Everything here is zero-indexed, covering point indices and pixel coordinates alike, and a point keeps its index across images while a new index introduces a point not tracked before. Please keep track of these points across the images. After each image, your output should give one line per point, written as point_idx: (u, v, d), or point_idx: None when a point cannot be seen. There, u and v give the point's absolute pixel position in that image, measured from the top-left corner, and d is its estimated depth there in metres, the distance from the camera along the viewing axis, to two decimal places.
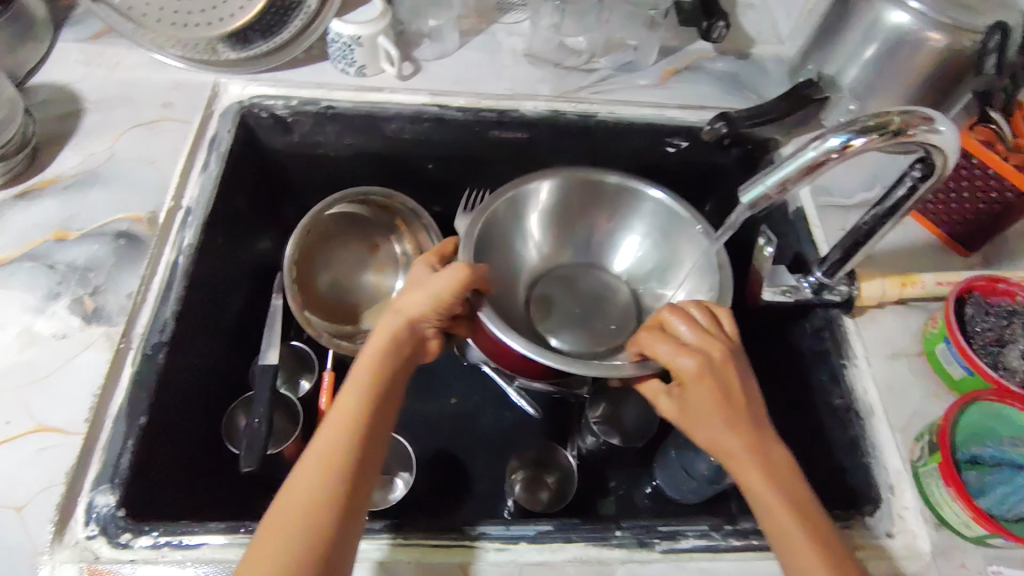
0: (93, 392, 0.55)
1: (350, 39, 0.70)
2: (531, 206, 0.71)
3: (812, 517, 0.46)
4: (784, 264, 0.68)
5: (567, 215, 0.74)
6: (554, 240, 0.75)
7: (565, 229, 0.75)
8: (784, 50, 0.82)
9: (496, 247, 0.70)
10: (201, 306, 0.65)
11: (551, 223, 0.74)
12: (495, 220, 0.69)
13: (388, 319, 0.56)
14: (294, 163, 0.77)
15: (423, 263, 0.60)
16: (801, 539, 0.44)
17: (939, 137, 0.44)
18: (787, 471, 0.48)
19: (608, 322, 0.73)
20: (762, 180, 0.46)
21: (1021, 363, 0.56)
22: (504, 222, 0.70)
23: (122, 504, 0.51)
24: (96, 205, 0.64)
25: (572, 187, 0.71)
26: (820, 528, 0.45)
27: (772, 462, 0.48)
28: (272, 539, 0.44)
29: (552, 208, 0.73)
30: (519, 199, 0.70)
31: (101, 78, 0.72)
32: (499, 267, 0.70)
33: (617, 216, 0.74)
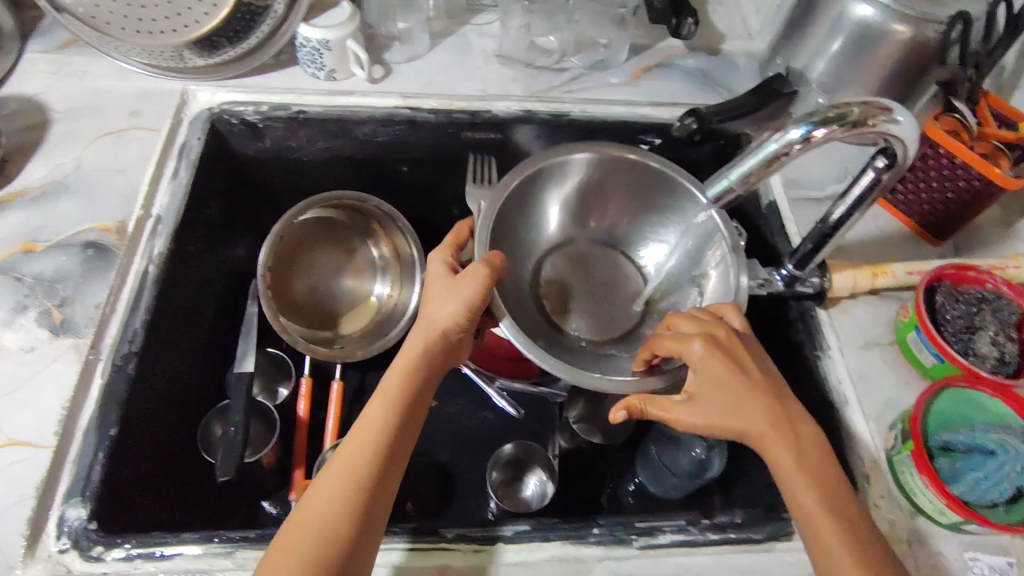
0: (62, 404, 0.54)
1: (318, 42, 0.69)
2: (552, 179, 0.69)
3: (836, 502, 0.46)
4: (772, 250, 0.69)
5: (590, 187, 0.72)
6: (574, 217, 0.74)
7: (584, 206, 0.73)
8: (754, 45, 0.83)
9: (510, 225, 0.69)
10: (173, 315, 0.64)
11: (568, 200, 0.72)
12: (514, 197, 0.67)
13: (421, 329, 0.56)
14: (268, 169, 0.77)
15: (440, 260, 0.59)
16: (834, 538, 0.45)
17: (897, 127, 0.45)
18: (818, 467, 0.48)
19: (620, 309, 0.73)
20: (727, 175, 0.47)
21: (991, 350, 0.56)
22: (524, 197, 0.68)
23: (94, 517, 0.51)
24: (64, 216, 0.63)
25: (596, 167, 0.69)
26: (852, 525, 0.46)
27: (806, 457, 0.48)
28: (298, 546, 0.45)
29: (573, 185, 0.71)
30: (544, 175, 0.68)
31: (68, 88, 0.71)
32: (516, 248, 0.69)
33: (637, 198, 0.72)
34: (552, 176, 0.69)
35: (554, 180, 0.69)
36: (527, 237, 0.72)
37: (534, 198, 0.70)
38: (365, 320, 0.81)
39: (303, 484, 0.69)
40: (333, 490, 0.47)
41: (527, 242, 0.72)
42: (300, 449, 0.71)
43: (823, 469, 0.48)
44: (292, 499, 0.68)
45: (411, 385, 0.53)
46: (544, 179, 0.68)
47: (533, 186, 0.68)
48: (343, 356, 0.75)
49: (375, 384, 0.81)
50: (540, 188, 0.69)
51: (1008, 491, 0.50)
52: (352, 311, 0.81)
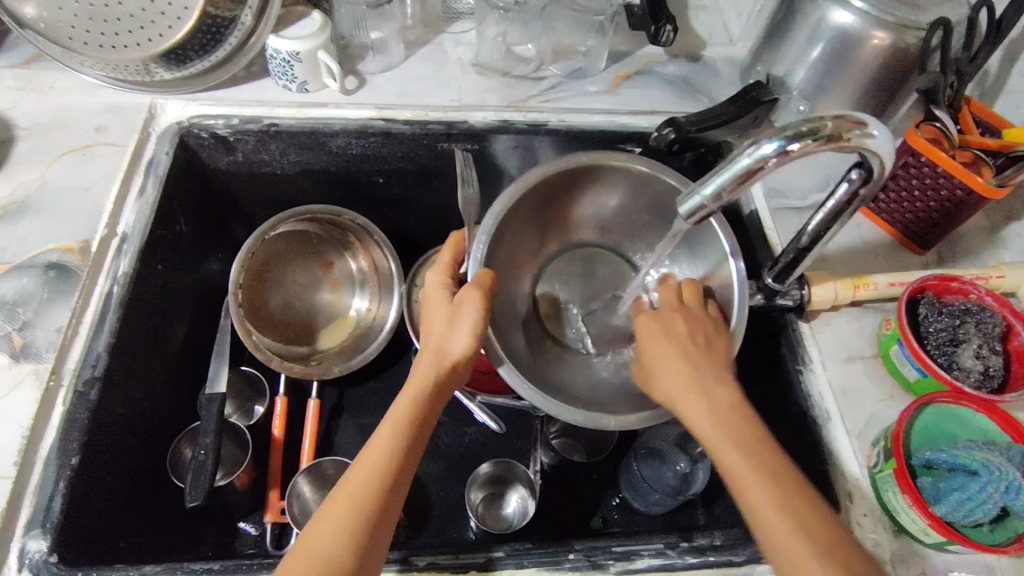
0: (21, 433, 0.52)
1: (289, 54, 0.67)
2: (547, 192, 0.64)
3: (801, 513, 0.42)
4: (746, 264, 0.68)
5: (580, 193, 0.67)
6: (565, 221, 0.70)
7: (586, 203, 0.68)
8: (735, 51, 0.81)
9: (513, 230, 0.63)
10: (140, 337, 0.63)
11: (564, 203, 0.67)
12: (511, 214, 0.61)
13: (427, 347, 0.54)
14: (241, 182, 0.75)
15: (439, 281, 0.58)
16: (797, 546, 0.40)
17: (873, 141, 0.44)
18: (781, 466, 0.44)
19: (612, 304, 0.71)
20: (699, 191, 0.46)
21: (975, 363, 0.55)
22: (517, 214, 0.63)
23: (55, 549, 0.49)
24: (27, 236, 0.61)
25: (608, 170, 0.63)
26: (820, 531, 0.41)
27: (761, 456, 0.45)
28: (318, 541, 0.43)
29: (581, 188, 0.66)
30: (537, 190, 0.62)
31: (34, 104, 0.70)
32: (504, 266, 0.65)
33: (635, 196, 0.66)
34: (560, 178, 0.63)
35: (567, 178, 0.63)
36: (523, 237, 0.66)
37: (533, 206, 0.64)
38: (344, 334, 0.80)
39: (277, 506, 0.67)
40: (343, 523, 0.44)
41: (522, 252, 0.68)
42: (275, 470, 0.70)
43: (752, 439, 0.46)
44: (266, 521, 0.67)
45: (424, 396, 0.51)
46: (553, 182, 0.62)
47: (540, 192, 0.63)
48: (320, 373, 0.74)
49: (353, 400, 0.79)
50: (546, 192, 0.63)
51: (993, 512, 0.48)
52: (330, 326, 0.80)
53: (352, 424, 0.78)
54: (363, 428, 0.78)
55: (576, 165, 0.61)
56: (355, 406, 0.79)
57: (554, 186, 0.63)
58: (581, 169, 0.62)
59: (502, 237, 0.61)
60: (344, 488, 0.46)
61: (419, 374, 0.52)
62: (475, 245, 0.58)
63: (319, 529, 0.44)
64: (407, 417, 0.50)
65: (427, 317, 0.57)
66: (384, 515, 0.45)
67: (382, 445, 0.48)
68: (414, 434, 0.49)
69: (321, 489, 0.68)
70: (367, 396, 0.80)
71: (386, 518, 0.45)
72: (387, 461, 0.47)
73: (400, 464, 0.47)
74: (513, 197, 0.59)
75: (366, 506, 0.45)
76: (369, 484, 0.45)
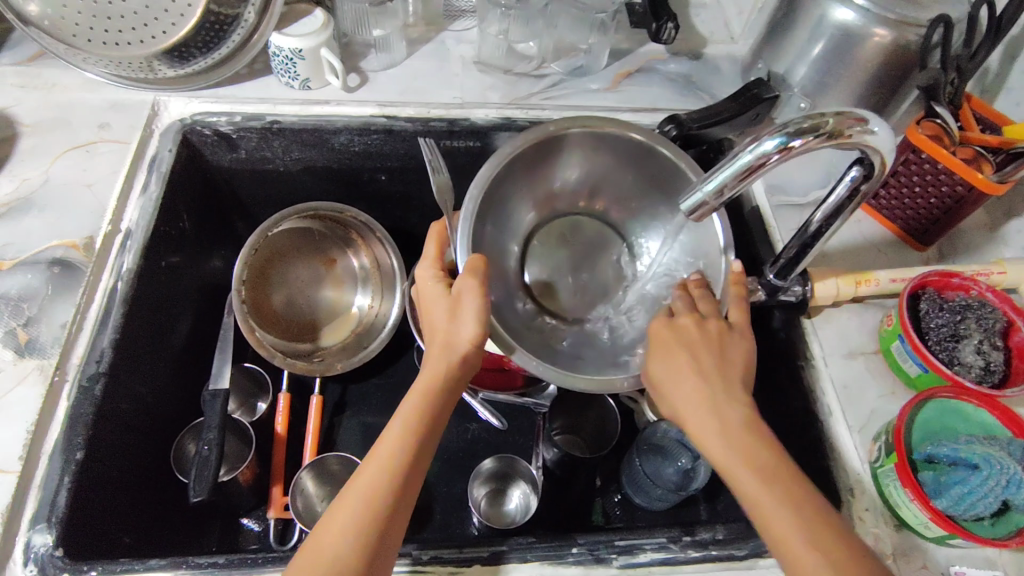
0: (26, 428, 0.52)
1: (291, 52, 0.68)
2: (530, 162, 0.61)
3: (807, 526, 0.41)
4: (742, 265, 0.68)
5: (565, 163, 0.63)
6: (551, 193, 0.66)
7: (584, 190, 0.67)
8: (736, 48, 0.82)
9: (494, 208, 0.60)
10: (143, 333, 0.63)
11: (550, 173, 0.64)
12: (493, 187, 0.58)
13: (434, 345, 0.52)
14: (243, 179, 0.76)
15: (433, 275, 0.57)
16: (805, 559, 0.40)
17: (872, 138, 0.44)
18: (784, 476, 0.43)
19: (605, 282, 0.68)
20: (701, 187, 0.46)
21: (975, 358, 0.55)
22: (500, 188, 0.60)
23: (60, 544, 0.49)
24: (31, 232, 0.62)
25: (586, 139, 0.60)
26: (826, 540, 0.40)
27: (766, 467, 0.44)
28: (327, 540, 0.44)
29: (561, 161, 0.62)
30: (519, 160, 0.59)
31: (37, 101, 0.70)
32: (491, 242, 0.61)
33: (625, 166, 0.63)
34: (536, 151, 0.60)
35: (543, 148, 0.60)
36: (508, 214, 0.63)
37: (517, 176, 0.61)
38: (346, 331, 0.80)
39: (280, 502, 0.67)
40: (350, 527, 0.44)
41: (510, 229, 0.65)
42: (278, 466, 0.70)
43: (775, 459, 0.44)
44: (270, 517, 0.67)
45: (433, 398, 0.50)
46: (529, 154, 0.59)
47: (517, 167, 0.60)
48: (323, 370, 0.74)
49: (356, 397, 0.80)
50: (524, 165, 0.60)
51: (994, 506, 0.48)
52: (332, 323, 0.80)
53: (355, 420, 0.78)
54: (366, 424, 0.78)
55: (549, 136, 0.58)
56: (357, 403, 0.79)
57: (530, 160, 0.60)
58: (555, 139, 0.59)
59: (485, 218, 0.59)
60: (352, 488, 0.46)
61: (428, 371, 0.51)
62: (458, 226, 0.54)
63: (326, 533, 0.44)
64: (416, 419, 0.49)
65: (427, 310, 0.55)
66: (392, 519, 0.45)
67: (389, 448, 0.47)
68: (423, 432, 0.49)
69: (325, 485, 0.68)
70: (368, 393, 0.80)
71: (394, 521, 0.45)
72: (395, 462, 0.46)
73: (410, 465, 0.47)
74: (491, 172, 0.56)
75: (377, 507, 0.45)
76: (375, 488, 0.45)
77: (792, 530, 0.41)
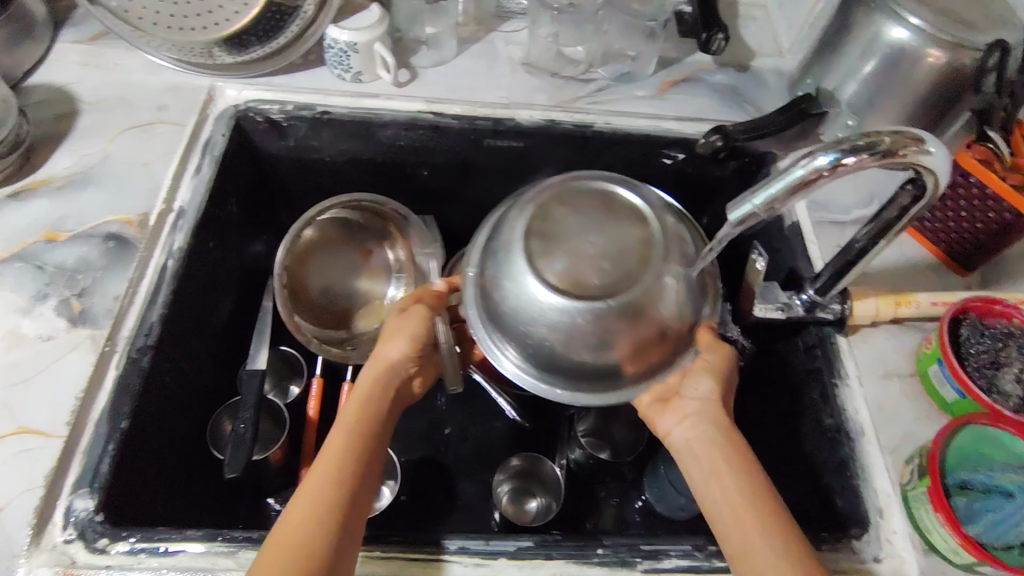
0: (76, 395, 0.54)
1: (346, 45, 0.70)
2: (559, 236, 0.55)
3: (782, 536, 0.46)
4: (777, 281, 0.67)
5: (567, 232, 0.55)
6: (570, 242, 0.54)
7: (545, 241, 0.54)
8: (784, 63, 0.82)
9: (485, 280, 0.57)
10: (189, 310, 0.64)
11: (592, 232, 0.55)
12: (548, 254, 0.54)
13: (368, 371, 0.60)
14: (289, 166, 0.77)
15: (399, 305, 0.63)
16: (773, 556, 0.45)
17: (929, 158, 0.44)
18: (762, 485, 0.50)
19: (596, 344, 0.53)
20: (750, 199, 0.46)
21: (1015, 387, 0.55)
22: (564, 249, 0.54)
23: (100, 509, 0.51)
24: (87, 207, 0.64)
25: (623, 311, 0.52)
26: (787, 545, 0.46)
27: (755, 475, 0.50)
28: (305, 500, 0.48)
29: (619, 199, 0.57)
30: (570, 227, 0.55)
31: (99, 81, 0.72)
32: (575, 284, 0.53)
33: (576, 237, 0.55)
34: (586, 282, 0.53)
35: (573, 290, 0.52)
36: (617, 201, 0.57)
37: (554, 243, 0.54)
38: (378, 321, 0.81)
39: None
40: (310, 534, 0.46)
41: (566, 269, 0.53)
42: (309, 450, 0.71)
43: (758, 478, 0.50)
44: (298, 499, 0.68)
45: (374, 410, 0.57)
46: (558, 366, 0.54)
47: None
48: (355, 359, 0.76)
49: None
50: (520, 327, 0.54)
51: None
52: (364, 313, 0.81)
53: None
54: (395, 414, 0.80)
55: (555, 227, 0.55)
56: None
57: (578, 260, 0.53)
58: (651, 279, 0.53)
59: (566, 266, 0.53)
60: (310, 486, 0.49)
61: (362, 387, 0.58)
62: (540, 273, 0.53)
63: (296, 514, 0.47)
64: (357, 423, 0.55)
65: (386, 329, 0.62)
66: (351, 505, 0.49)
67: (339, 453, 0.52)
68: (363, 453, 0.53)
69: None
70: None
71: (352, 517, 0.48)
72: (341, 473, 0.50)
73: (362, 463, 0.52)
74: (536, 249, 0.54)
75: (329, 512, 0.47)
76: (324, 495, 0.48)
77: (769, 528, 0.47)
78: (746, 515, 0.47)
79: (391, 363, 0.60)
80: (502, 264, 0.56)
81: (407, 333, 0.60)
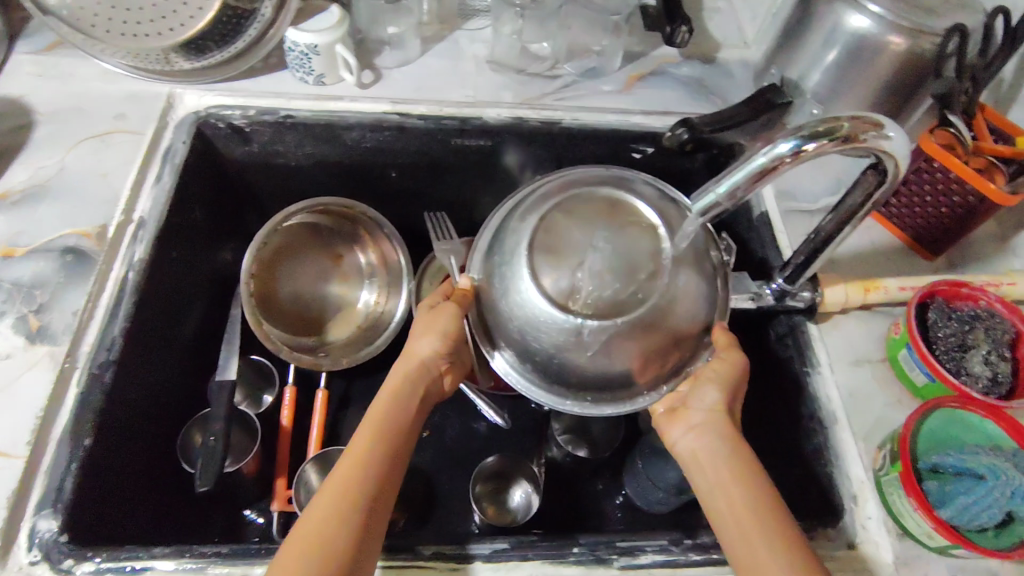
0: (36, 413, 0.53)
1: (307, 47, 0.68)
2: (566, 245, 0.50)
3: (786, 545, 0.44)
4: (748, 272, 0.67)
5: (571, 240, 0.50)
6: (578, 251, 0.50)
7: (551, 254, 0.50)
8: (749, 54, 0.82)
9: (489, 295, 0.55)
10: (153, 321, 0.63)
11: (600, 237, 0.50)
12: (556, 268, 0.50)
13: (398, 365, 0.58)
14: (253, 172, 0.76)
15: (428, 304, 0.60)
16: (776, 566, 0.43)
17: (888, 142, 0.44)
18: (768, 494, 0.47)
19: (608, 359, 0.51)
20: (713, 189, 0.45)
21: (983, 369, 0.55)
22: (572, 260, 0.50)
23: (65, 529, 0.50)
24: (45, 220, 0.63)
25: (635, 330, 0.48)
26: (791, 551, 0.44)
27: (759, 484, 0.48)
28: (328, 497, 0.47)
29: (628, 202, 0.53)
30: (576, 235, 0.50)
31: (54, 91, 0.71)
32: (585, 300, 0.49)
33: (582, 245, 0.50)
34: (595, 300, 0.49)
35: (583, 308, 0.49)
36: (625, 207, 0.52)
37: (559, 256, 0.50)
38: (351, 326, 0.81)
39: (283, 495, 0.68)
40: (332, 535, 0.45)
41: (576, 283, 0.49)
42: (283, 459, 0.70)
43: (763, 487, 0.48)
44: (274, 510, 0.67)
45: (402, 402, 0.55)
46: (568, 379, 0.52)
47: None
48: (329, 364, 0.75)
49: (361, 392, 0.81)
50: (525, 344, 0.52)
51: (999, 517, 0.48)
52: (337, 318, 0.80)
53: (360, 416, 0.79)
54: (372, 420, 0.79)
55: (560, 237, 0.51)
56: (362, 398, 0.81)
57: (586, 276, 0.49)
58: (660, 297, 0.49)
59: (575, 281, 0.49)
60: (333, 482, 0.48)
61: (392, 379, 0.57)
62: (546, 291, 0.49)
63: (318, 512, 0.46)
64: (383, 417, 0.53)
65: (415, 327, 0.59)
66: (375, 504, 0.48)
67: (363, 447, 0.51)
68: (390, 450, 0.51)
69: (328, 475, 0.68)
70: (374, 388, 0.82)
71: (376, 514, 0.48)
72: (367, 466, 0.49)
73: (389, 458, 0.51)
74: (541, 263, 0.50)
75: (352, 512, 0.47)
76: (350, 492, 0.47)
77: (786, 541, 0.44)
78: (761, 529, 0.45)
79: (424, 362, 0.57)
80: (509, 279, 0.52)
81: (438, 330, 0.57)
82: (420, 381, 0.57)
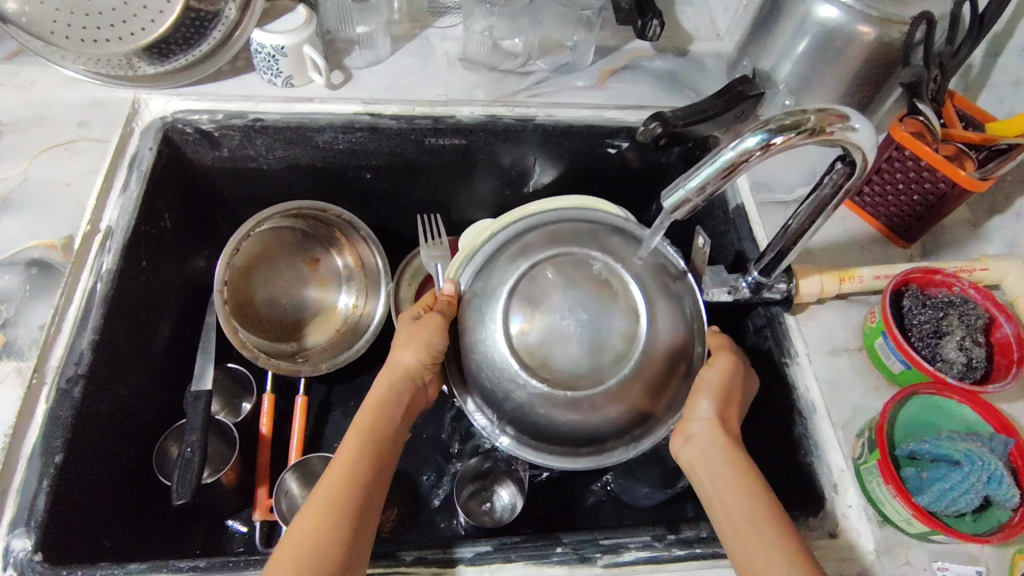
0: (4, 431, 0.52)
1: (273, 49, 0.67)
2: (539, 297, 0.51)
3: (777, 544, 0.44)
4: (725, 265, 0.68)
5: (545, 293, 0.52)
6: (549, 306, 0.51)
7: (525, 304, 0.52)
8: (722, 45, 0.82)
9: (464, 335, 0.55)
10: (123, 333, 0.62)
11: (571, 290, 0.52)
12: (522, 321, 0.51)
13: (384, 375, 0.57)
14: (224, 177, 0.75)
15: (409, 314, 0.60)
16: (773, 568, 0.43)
17: (855, 135, 0.44)
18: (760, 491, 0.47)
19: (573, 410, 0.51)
20: (683, 184, 0.45)
21: (957, 355, 0.55)
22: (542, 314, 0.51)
23: (39, 548, 0.49)
24: (9, 233, 0.61)
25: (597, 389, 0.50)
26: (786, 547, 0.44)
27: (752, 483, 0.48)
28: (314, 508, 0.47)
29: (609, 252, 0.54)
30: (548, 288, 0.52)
31: (15, 100, 0.69)
32: (546, 354, 0.50)
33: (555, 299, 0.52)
34: (560, 357, 0.50)
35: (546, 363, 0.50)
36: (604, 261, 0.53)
37: (528, 307, 0.51)
38: (330, 330, 0.80)
39: (265, 504, 0.68)
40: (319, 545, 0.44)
41: (541, 336, 0.50)
42: (264, 468, 0.69)
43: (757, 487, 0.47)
44: (256, 520, 0.67)
45: (388, 410, 0.55)
46: (537, 431, 0.53)
47: None
48: (308, 371, 0.74)
49: (341, 397, 0.81)
50: (494, 392, 0.52)
51: (976, 502, 0.48)
52: (315, 323, 0.80)
53: (341, 421, 0.79)
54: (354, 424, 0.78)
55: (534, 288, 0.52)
56: (343, 402, 0.80)
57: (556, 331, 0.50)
58: (628, 360, 0.51)
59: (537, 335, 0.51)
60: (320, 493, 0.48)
61: (378, 389, 0.56)
62: (510, 346, 0.51)
63: (305, 523, 0.46)
64: (369, 427, 0.53)
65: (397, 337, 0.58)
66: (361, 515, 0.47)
67: (351, 457, 0.50)
68: (377, 461, 0.51)
69: (310, 486, 0.68)
70: (355, 391, 0.81)
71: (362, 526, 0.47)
72: (354, 477, 0.49)
73: (375, 468, 0.50)
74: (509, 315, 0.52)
75: (339, 523, 0.46)
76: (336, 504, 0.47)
77: (774, 546, 0.44)
78: (746, 536, 0.45)
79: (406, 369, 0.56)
80: (483, 321, 0.53)
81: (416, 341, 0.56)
82: (402, 390, 0.56)
